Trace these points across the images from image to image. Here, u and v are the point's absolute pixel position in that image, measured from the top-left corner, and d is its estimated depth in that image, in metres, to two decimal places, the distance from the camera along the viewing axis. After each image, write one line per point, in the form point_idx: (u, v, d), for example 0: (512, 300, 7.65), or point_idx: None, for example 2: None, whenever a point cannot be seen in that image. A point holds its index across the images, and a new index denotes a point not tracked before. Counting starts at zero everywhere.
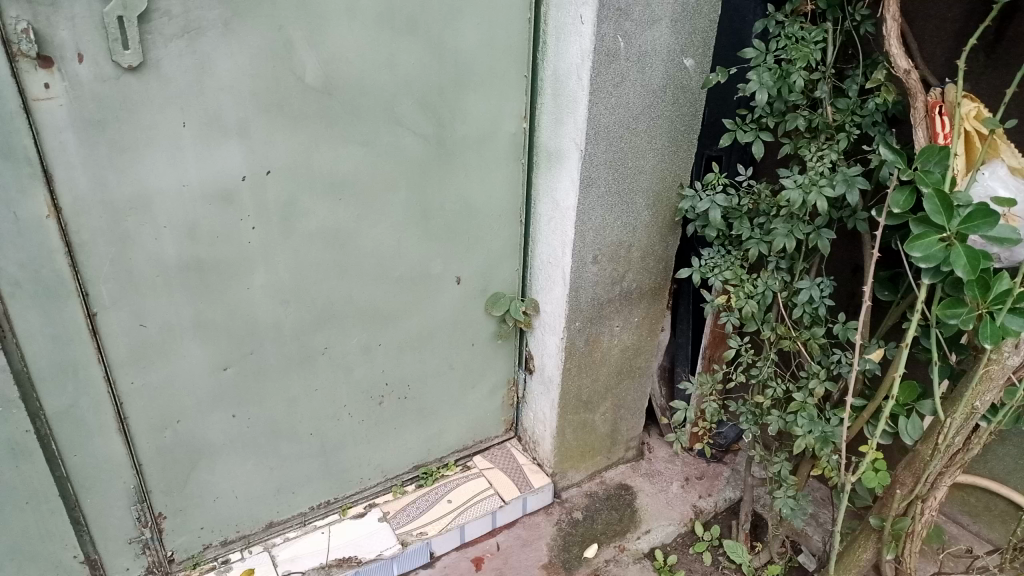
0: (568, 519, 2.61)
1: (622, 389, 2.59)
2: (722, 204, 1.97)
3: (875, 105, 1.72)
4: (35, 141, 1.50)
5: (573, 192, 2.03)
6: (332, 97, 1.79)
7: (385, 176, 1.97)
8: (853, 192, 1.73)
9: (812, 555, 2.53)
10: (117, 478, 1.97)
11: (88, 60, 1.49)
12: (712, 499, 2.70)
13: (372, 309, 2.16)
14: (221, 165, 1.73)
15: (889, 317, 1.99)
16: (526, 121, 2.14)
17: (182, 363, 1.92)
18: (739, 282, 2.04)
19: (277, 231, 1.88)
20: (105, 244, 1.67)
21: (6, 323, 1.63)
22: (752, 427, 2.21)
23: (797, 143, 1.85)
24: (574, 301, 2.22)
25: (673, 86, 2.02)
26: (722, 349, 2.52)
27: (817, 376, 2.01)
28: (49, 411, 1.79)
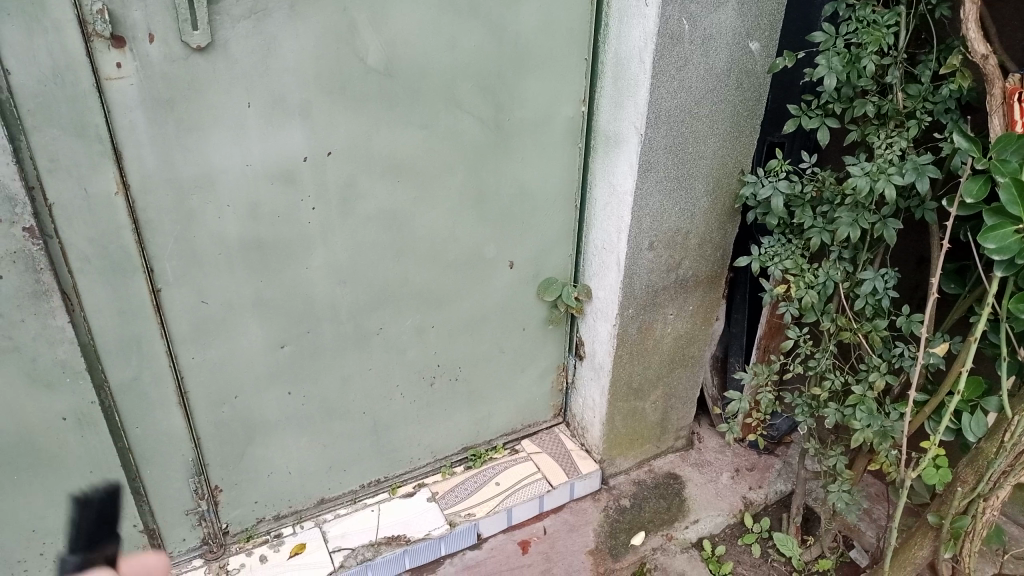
0: (616, 506, 2.60)
1: (674, 378, 2.56)
2: (784, 191, 1.93)
3: (949, 91, 1.67)
4: (106, 119, 1.54)
5: (632, 176, 2.01)
6: (393, 79, 1.80)
7: (443, 158, 1.98)
8: (923, 181, 1.68)
9: (865, 551, 2.47)
10: (176, 451, 2.02)
11: (159, 40, 1.52)
12: (762, 491, 2.66)
13: (426, 291, 2.17)
14: (283, 145, 1.75)
15: (955, 310, 1.94)
16: (586, 104, 2.12)
17: (241, 340, 1.96)
18: (800, 272, 2.01)
19: (336, 212, 1.90)
20: (170, 221, 1.71)
21: (74, 296, 1.68)
22: (807, 419, 2.18)
23: (865, 130, 1.81)
24: (628, 288, 2.20)
25: (737, 70, 1.98)
26: (778, 340, 2.48)
27: (878, 369, 1.96)
28: (114, 384, 1.84)
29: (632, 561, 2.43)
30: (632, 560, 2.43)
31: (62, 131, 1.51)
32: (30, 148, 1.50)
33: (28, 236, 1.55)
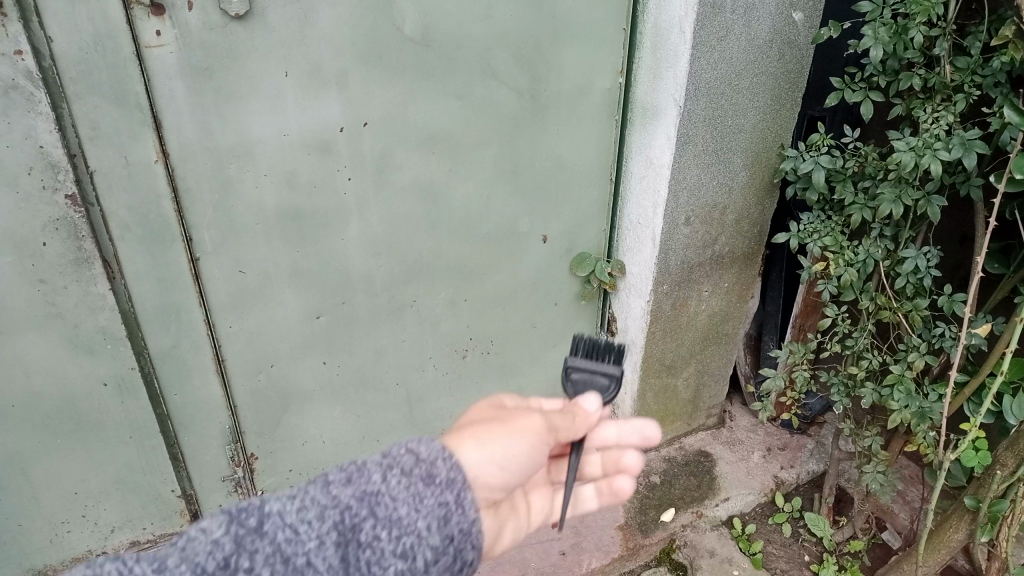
0: (646, 482, 2.60)
1: (707, 356, 2.55)
2: (826, 165, 1.91)
3: (1000, 63, 1.61)
4: (146, 87, 1.55)
5: (670, 150, 1.98)
6: (429, 49, 1.79)
7: (478, 130, 1.97)
8: (970, 157, 1.64)
9: (897, 533, 2.45)
10: (213, 418, 2.05)
11: (197, 8, 1.52)
12: (795, 471, 2.64)
13: (460, 264, 2.17)
14: (320, 115, 1.75)
15: (998, 291, 1.90)
16: (623, 76, 2.09)
17: (277, 310, 1.98)
18: (839, 249, 1.98)
19: (371, 183, 1.90)
20: (209, 190, 1.72)
21: (115, 264, 1.71)
22: (843, 399, 2.16)
23: (911, 103, 1.77)
24: (664, 263, 2.18)
25: (781, 41, 1.94)
26: (814, 318, 2.45)
27: (917, 349, 1.93)
28: (153, 351, 1.87)
29: (662, 537, 2.44)
30: (662, 537, 2.43)
31: (103, 98, 1.53)
32: (72, 116, 1.52)
33: (71, 203, 1.59)
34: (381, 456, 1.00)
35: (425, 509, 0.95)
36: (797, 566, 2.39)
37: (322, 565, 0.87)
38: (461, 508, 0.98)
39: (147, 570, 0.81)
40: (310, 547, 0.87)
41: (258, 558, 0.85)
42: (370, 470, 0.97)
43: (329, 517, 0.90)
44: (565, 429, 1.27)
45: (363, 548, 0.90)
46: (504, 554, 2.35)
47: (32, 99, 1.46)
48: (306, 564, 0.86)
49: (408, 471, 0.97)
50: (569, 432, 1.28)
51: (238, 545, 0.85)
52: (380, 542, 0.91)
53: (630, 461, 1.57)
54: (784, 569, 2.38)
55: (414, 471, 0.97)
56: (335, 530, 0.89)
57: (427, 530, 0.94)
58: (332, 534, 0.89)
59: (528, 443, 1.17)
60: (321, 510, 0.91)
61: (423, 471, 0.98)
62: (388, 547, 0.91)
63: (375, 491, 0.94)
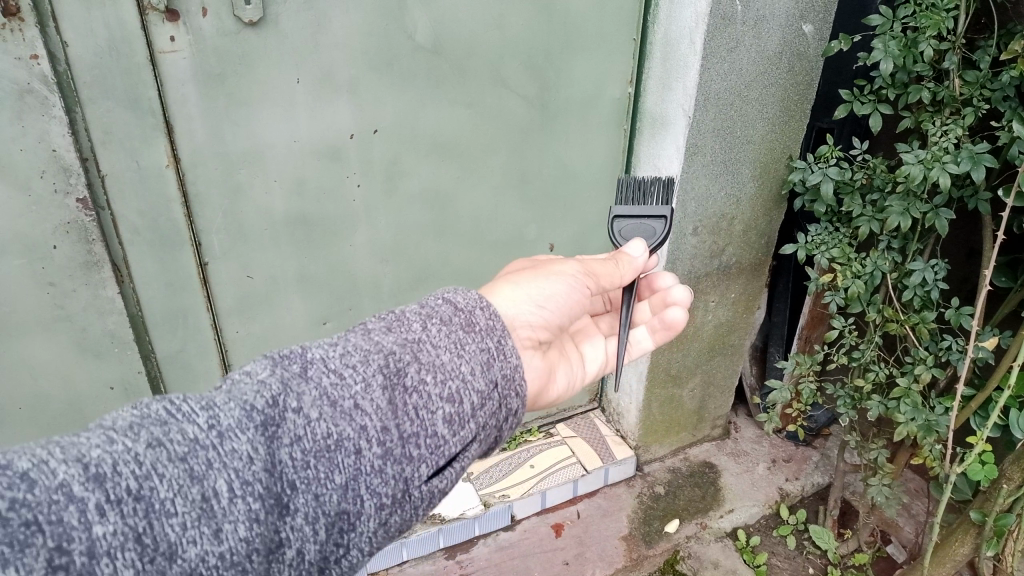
0: (650, 492, 2.60)
1: (713, 366, 2.54)
2: (834, 177, 1.91)
3: (1009, 78, 1.61)
4: (159, 92, 1.56)
5: (678, 160, 1.98)
6: (440, 57, 1.80)
7: (487, 138, 1.98)
8: (979, 170, 1.64)
9: (902, 547, 2.43)
10: None
11: (212, 14, 1.53)
12: (799, 483, 2.63)
13: (467, 272, 2.18)
14: (330, 121, 1.76)
15: (1005, 305, 1.90)
16: (633, 86, 2.09)
17: (284, 315, 1.98)
18: (846, 261, 1.98)
19: (380, 190, 1.91)
20: (219, 195, 1.73)
21: (124, 268, 1.71)
22: (850, 411, 2.15)
23: (919, 116, 1.77)
24: (671, 273, 2.18)
25: (791, 53, 1.95)
26: (820, 330, 2.45)
27: (924, 361, 1.92)
28: (160, 354, 1.87)
29: (666, 548, 2.42)
30: (666, 547, 2.42)
31: (116, 103, 1.53)
32: (85, 120, 1.52)
33: (82, 207, 1.58)
34: (420, 311, 1.07)
35: (463, 355, 1.02)
36: None
37: (371, 403, 0.91)
38: (498, 357, 1.05)
39: (196, 407, 0.82)
40: (359, 388, 0.92)
41: (306, 399, 0.88)
42: (411, 321, 1.04)
43: (376, 361, 0.95)
44: (606, 275, 1.38)
45: (411, 392, 0.95)
46: (508, 563, 2.36)
47: (46, 103, 1.46)
48: (355, 405, 0.90)
49: (447, 320, 1.05)
50: (611, 278, 1.38)
51: (286, 385, 0.88)
52: (426, 384, 0.97)
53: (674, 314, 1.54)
54: None
55: (453, 320, 1.05)
56: (382, 371, 0.94)
57: (470, 374, 1.00)
58: (380, 375, 0.94)
59: (566, 284, 1.32)
60: (367, 353, 0.96)
61: (461, 322, 1.06)
62: (433, 388, 0.97)
63: (417, 338, 1.01)
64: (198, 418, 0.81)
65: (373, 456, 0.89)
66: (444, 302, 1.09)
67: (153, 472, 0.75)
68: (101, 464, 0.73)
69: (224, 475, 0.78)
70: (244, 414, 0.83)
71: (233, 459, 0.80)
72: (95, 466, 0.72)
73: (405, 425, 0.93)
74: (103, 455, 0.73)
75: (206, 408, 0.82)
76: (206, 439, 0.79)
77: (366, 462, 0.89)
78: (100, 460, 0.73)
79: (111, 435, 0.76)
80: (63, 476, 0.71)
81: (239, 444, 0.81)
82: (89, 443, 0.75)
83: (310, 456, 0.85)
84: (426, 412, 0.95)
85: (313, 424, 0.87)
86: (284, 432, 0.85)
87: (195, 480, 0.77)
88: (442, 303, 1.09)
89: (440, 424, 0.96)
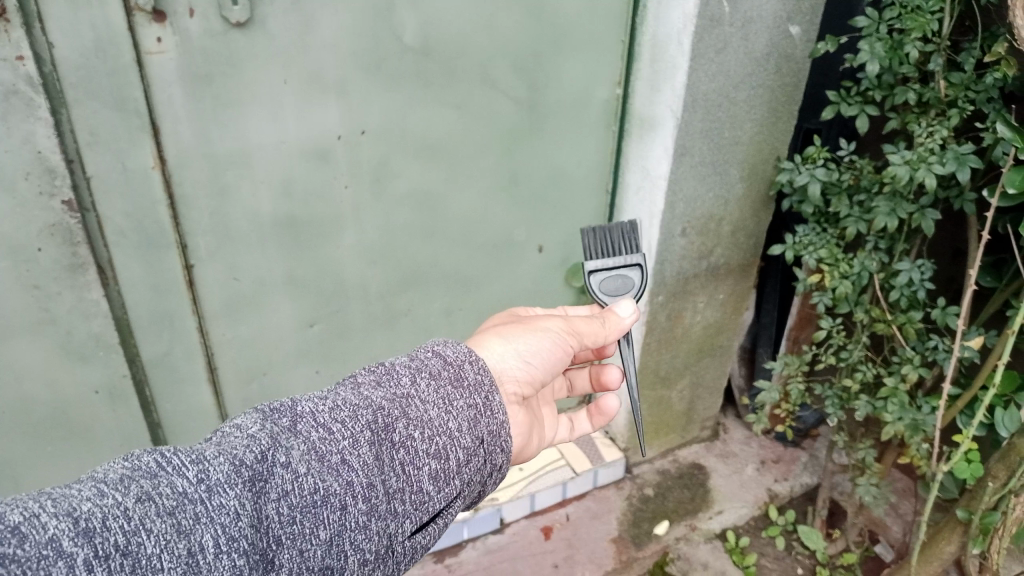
0: (639, 494, 2.60)
1: (701, 368, 2.55)
2: (822, 178, 1.92)
3: (993, 79, 1.62)
4: (145, 93, 1.55)
5: (667, 161, 1.99)
6: (429, 59, 1.80)
7: (476, 139, 1.97)
8: (965, 171, 1.65)
9: (890, 546, 2.44)
10: (205, 425, 2.05)
11: (199, 15, 1.52)
12: (788, 483, 2.64)
13: (455, 274, 2.18)
14: (318, 122, 1.75)
15: (991, 304, 1.92)
16: (621, 87, 2.10)
17: (271, 318, 1.97)
18: (834, 261, 1.99)
19: (369, 192, 1.90)
20: (205, 197, 1.72)
21: (110, 270, 1.70)
22: (838, 411, 2.16)
23: (906, 117, 1.78)
24: (659, 275, 2.18)
25: (778, 55, 1.96)
26: (809, 331, 2.46)
27: (911, 361, 1.93)
28: (146, 358, 1.86)
29: (655, 550, 2.43)
30: (656, 549, 2.43)
31: (102, 104, 1.52)
32: (71, 121, 1.51)
33: (67, 209, 1.58)
34: (409, 362, 1.15)
35: (448, 413, 1.10)
36: None
37: (357, 459, 0.99)
38: (484, 413, 1.13)
39: (186, 461, 0.89)
40: (346, 444, 1.00)
41: (295, 454, 0.96)
42: (399, 375, 1.12)
43: (364, 416, 1.04)
44: (591, 336, 1.40)
45: (397, 447, 1.04)
46: (498, 566, 2.35)
47: (31, 105, 1.45)
48: (342, 461, 0.98)
49: (434, 375, 1.13)
50: (596, 335, 1.39)
51: (276, 441, 0.96)
52: (411, 441, 1.05)
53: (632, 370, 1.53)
54: None
55: (441, 375, 1.13)
56: (369, 428, 1.02)
57: (452, 432, 1.09)
58: (367, 432, 1.02)
59: (550, 340, 1.36)
60: (356, 408, 1.04)
61: (451, 376, 1.14)
62: (417, 445, 1.06)
63: (405, 393, 1.09)
64: (188, 472, 0.88)
65: (358, 512, 0.97)
66: (432, 353, 1.17)
67: (141, 527, 0.80)
68: (90, 518, 0.78)
69: (211, 530, 0.84)
70: (234, 470, 0.90)
71: (221, 514, 0.86)
72: (85, 519, 0.78)
73: (389, 481, 1.02)
74: (93, 509, 0.79)
75: (196, 463, 0.89)
76: (195, 493, 0.86)
77: (351, 518, 0.97)
78: (91, 514, 0.79)
79: (103, 488, 0.83)
80: (52, 531, 0.76)
81: (228, 500, 0.87)
82: (81, 496, 0.81)
83: (297, 512, 0.93)
84: (408, 467, 1.04)
85: (301, 479, 0.94)
86: (270, 487, 0.92)
87: (182, 534, 0.83)
88: (431, 356, 1.17)
89: (422, 480, 1.05)
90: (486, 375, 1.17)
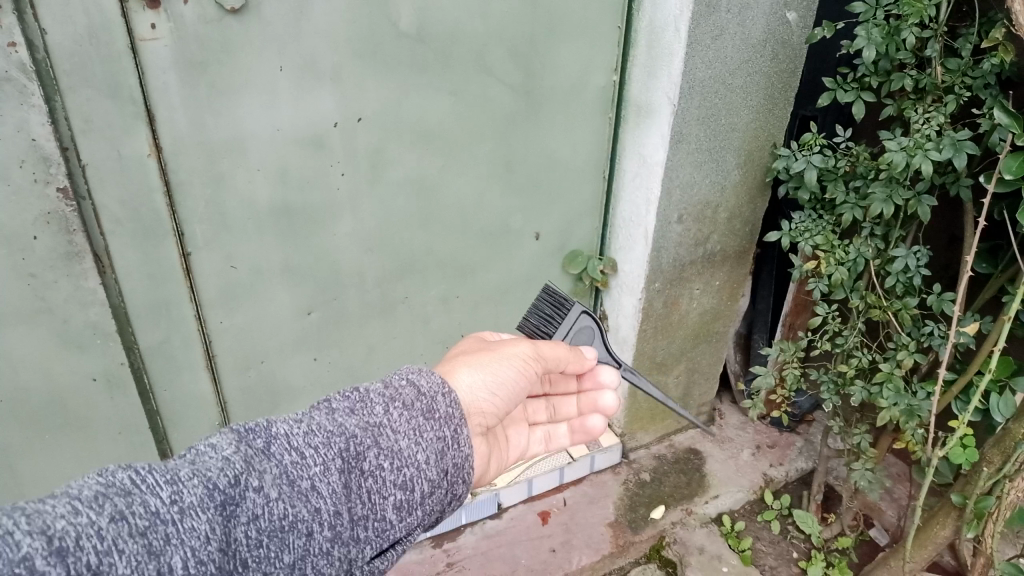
0: (636, 479, 2.62)
1: (698, 354, 2.55)
2: (818, 165, 1.91)
3: (990, 65, 1.62)
4: (139, 80, 1.54)
5: (663, 148, 1.99)
6: (424, 45, 1.79)
7: (472, 126, 1.97)
8: (961, 157, 1.66)
9: (885, 530, 2.45)
10: (203, 413, 2.06)
11: (193, 1, 1.51)
12: (784, 468, 2.65)
13: (452, 261, 2.18)
14: (314, 109, 1.74)
15: (986, 290, 1.93)
16: (617, 74, 2.09)
17: (269, 306, 1.98)
18: (830, 248, 1.99)
19: (365, 179, 1.90)
20: (202, 185, 1.71)
21: (106, 259, 1.70)
22: (833, 397, 2.17)
23: (902, 103, 1.78)
24: (655, 261, 2.19)
25: (775, 41, 1.95)
26: (803, 317, 2.47)
27: (906, 347, 1.94)
28: (143, 346, 1.86)
29: (652, 535, 2.44)
30: (652, 534, 2.44)
31: (96, 91, 1.51)
32: (65, 109, 1.50)
33: (62, 197, 1.57)
34: (384, 389, 1.16)
35: (418, 444, 1.10)
36: (786, 563, 2.40)
37: (326, 487, 1.00)
38: (451, 446, 1.14)
39: (161, 480, 0.90)
40: (317, 470, 1.00)
41: (268, 478, 0.96)
42: (374, 403, 1.12)
43: (337, 444, 1.04)
44: (552, 358, 1.48)
45: (365, 476, 1.05)
46: (496, 550, 2.38)
47: (25, 92, 1.44)
48: (312, 488, 0.99)
49: (408, 405, 1.13)
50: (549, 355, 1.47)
51: (250, 464, 0.97)
52: (379, 471, 1.06)
53: (608, 379, 1.63)
54: (773, 566, 2.39)
55: (415, 405, 1.14)
56: (341, 456, 1.03)
57: (422, 463, 1.10)
58: (338, 460, 1.03)
59: (514, 367, 1.40)
60: (329, 435, 1.04)
61: (423, 408, 1.14)
62: (385, 475, 1.06)
63: (378, 422, 1.09)
64: (162, 492, 0.88)
65: (323, 537, 0.99)
66: (406, 383, 1.18)
67: (113, 547, 0.80)
68: (63, 538, 0.78)
69: (181, 552, 0.85)
70: (207, 493, 0.90)
71: (192, 537, 0.87)
72: (59, 539, 0.77)
73: (353, 509, 1.03)
74: (67, 528, 0.78)
75: (168, 482, 0.89)
76: (167, 514, 0.87)
77: (314, 544, 0.98)
78: (64, 533, 0.78)
79: (76, 506, 0.82)
80: (27, 549, 0.74)
81: (199, 523, 0.88)
82: (54, 513, 0.80)
83: (264, 535, 0.94)
84: (373, 496, 1.05)
85: (271, 503, 0.95)
86: (241, 511, 0.93)
87: (154, 555, 0.83)
88: (406, 385, 1.17)
89: (384, 509, 1.06)
90: (458, 408, 1.19)
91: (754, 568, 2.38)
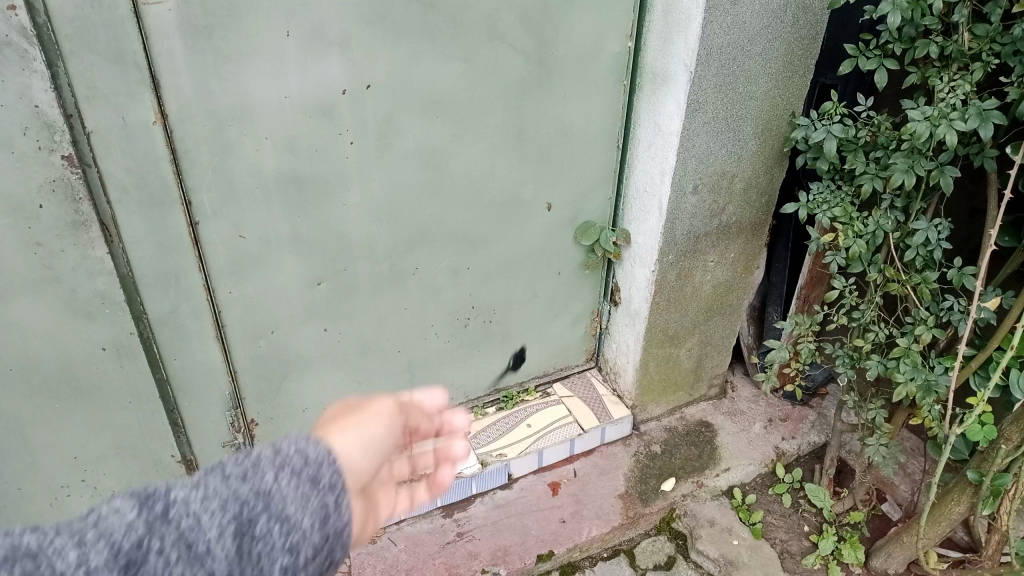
0: (646, 451, 2.60)
1: (711, 327, 2.53)
2: (838, 134, 1.86)
3: (1020, 32, 1.55)
4: (143, 46, 1.51)
5: (679, 117, 1.95)
6: (434, 10, 1.75)
7: (483, 94, 1.93)
8: (987, 127, 1.60)
9: (898, 505, 2.44)
10: (214, 383, 2.06)
11: None
12: (795, 442, 2.63)
13: (463, 232, 2.15)
14: (322, 76, 1.71)
15: (1008, 264, 1.88)
16: (632, 40, 2.04)
17: (279, 277, 1.96)
18: (848, 220, 1.96)
19: (374, 148, 1.87)
20: (209, 153, 1.69)
21: (113, 228, 1.69)
22: (848, 371, 2.15)
23: (926, 72, 1.72)
24: (669, 233, 2.16)
25: (796, 5, 1.89)
26: (819, 290, 2.43)
27: (925, 322, 1.90)
28: (152, 316, 1.86)
29: (663, 507, 2.44)
30: (663, 506, 2.44)
31: (100, 57, 1.49)
32: (68, 74, 1.48)
33: (67, 164, 1.55)
34: (272, 456, 0.92)
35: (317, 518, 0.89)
36: (797, 536, 2.39)
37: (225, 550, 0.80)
38: (344, 513, 0.92)
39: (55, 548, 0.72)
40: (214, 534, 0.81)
41: (165, 542, 0.78)
42: (264, 467, 0.89)
43: (230, 506, 0.84)
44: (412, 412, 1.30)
45: (261, 541, 0.84)
46: (506, 520, 2.37)
47: (26, 57, 1.42)
48: (208, 551, 0.79)
49: (300, 473, 0.91)
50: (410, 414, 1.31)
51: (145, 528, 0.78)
52: (275, 537, 0.84)
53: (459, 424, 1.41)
54: (784, 539, 2.38)
55: (303, 472, 0.91)
56: (236, 520, 0.83)
57: (311, 529, 0.88)
58: (234, 523, 0.82)
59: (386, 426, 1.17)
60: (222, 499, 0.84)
61: (311, 475, 0.92)
62: (284, 542, 0.85)
63: (273, 488, 0.88)
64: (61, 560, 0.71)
65: None
66: (296, 452, 0.94)
67: None
68: None
69: None
70: (111, 556, 0.74)
71: None
72: None
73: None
74: None
75: (74, 545, 0.73)
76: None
77: None
78: None
79: None
80: None
81: None
82: None
83: None
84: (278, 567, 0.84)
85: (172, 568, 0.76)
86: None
87: None
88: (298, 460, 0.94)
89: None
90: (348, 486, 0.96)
91: (765, 541, 2.37)
